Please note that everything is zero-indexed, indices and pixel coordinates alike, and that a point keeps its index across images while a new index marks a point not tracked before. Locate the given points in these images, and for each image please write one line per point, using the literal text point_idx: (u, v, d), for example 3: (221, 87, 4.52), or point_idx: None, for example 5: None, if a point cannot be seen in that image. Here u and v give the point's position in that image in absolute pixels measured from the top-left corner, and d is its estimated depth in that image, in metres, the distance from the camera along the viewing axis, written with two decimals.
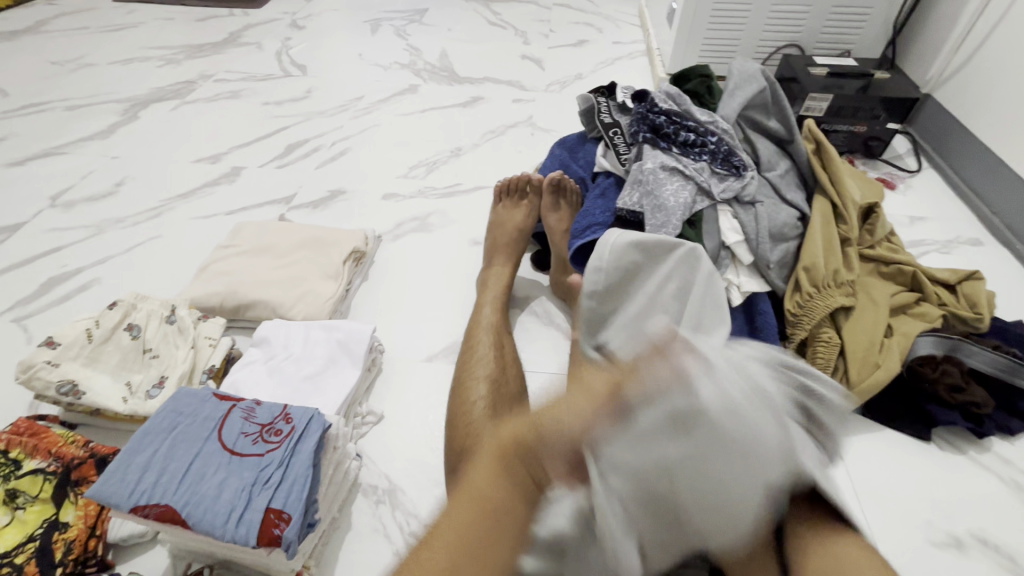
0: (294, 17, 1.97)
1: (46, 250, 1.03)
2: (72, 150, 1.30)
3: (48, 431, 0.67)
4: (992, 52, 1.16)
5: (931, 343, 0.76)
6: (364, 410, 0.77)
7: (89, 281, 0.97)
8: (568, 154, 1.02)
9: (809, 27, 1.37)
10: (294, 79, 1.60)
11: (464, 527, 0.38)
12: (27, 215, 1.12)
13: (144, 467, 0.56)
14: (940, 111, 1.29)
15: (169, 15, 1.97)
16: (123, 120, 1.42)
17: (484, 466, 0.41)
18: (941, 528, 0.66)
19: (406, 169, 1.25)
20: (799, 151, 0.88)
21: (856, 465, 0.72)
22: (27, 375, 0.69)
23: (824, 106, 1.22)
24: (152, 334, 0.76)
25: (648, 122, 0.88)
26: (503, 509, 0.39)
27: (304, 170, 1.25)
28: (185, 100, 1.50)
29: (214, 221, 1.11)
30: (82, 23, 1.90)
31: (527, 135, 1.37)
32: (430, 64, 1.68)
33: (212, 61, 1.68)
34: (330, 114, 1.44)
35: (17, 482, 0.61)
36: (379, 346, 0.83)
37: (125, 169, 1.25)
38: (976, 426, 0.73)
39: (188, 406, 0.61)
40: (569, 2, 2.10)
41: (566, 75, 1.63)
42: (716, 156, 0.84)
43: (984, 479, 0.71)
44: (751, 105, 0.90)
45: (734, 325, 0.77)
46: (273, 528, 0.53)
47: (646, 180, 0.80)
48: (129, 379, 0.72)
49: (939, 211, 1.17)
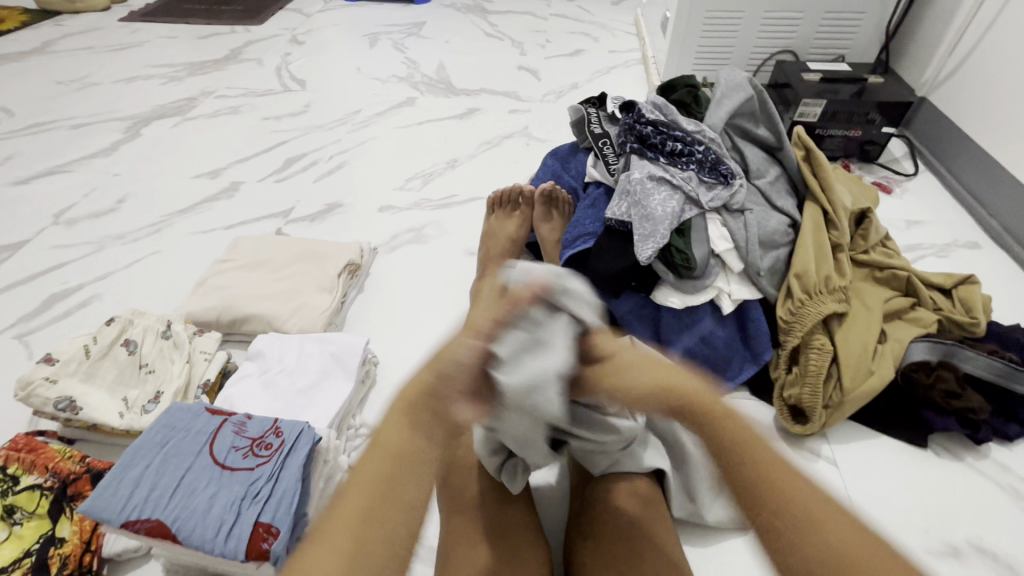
0: (294, 33, 2.00)
1: (48, 267, 1.05)
2: (75, 168, 1.33)
3: (46, 447, 0.68)
4: (984, 56, 1.16)
5: (925, 349, 0.75)
6: (358, 422, 0.77)
7: (90, 298, 0.99)
8: (560, 165, 1.03)
9: (801, 33, 1.37)
10: (293, 94, 1.62)
11: (380, 483, 0.40)
12: (31, 233, 1.14)
13: (136, 481, 0.56)
14: (935, 114, 1.30)
15: (172, 33, 2.01)
16: (126, 138, 1.44)
17: (396, 425, 0.43)
18: (938, 536, 0.65)
19: (402, 181, 1.27)
20: (788, 158, 0.88)
21: (849, 472, 0.72)
22: (25, 393, 0.70)
23: (818, 111, 1.22)
24: (148, 350, 0.77)
25: (635, 132, 0.88)
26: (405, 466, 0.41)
27: (302, 184, 1.27)
28: (186, 117, 1.53)
29: (212, 236, 1.12)
30: (87, 43, 1.94)
31: (522, 145, 1.38)
32: (427, 76, 1.70)
33: (213, 77, 1.71)
34: (328, 128, 1.46)
35: (14, 498, 0.62)
36: (373, 358, 0.83)
37: (126, 186, 1.27)
38: (973, 433, 0.72)
39: (181, 421, 0.62)
40: (565, 13, 2.13)
41: (561, 85, 1.64)
42: (703, 164, 0.83)
43: (981, 486, 0.70)
44: (739, 114, 0.90)
45: (724, 332, 0.80)
46: (261, 542, 0.53)
47: (634, 190, 0.80)
48: (125, 395, 0.73)
49: (935, 214, 1.17)
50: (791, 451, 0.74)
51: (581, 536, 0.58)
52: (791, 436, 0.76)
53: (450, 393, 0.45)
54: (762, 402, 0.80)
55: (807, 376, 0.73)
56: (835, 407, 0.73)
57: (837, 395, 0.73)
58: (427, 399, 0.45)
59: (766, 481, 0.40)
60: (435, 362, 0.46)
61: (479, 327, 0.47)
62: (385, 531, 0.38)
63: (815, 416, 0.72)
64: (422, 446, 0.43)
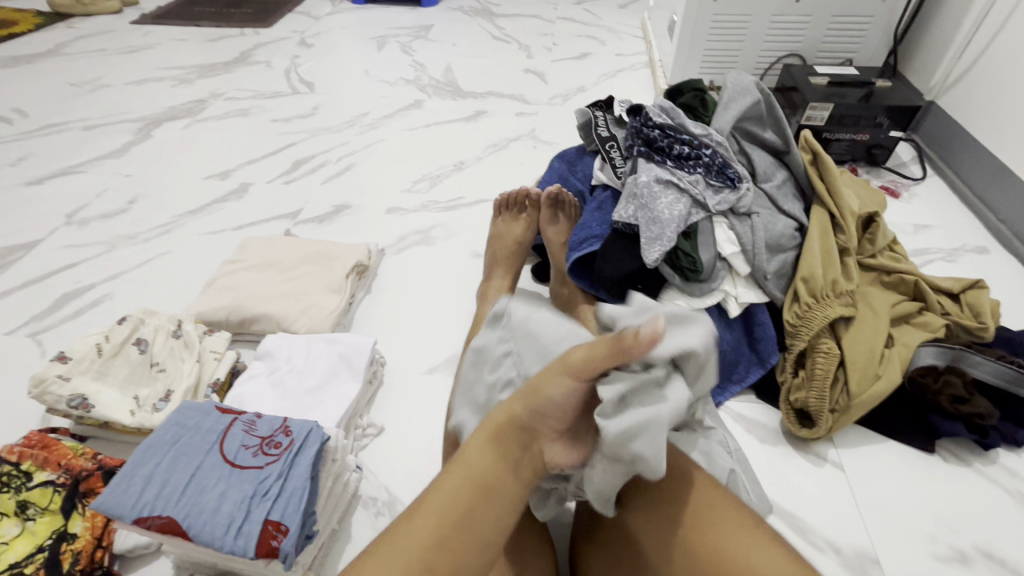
0: (303, 35, 2.02)
1: (61, 266, 1.06)
2: (87, 169, 1.34)
3: (59, 443, 0.69)
4: (993, 60, 1.16)
5: (933, 354, 0.74)
6: (365, 422, 0.78)
7: (102, 297, 1.00)
8: (567, 168, 1.03)
9: (809, 37, 1.37)
10: (302, 97, 1.64)
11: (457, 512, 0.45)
12: (44, 232, 1.15)
13: (146, 479, 0.57)
14: (944, 118, 1.29)
15: (183, 36, 2.04)
16: (137, 139, 1.46)
17: (481, 450, 0.48)
18: (945, 541, 0.65)
19: (410, 183, 1.28)
20: (795, 162, 0.88)
21: (856, 476, 0.72)
22: (39, 390, 0.71)
23: (825, 115, 1.21)
24: (159, 349, 0.78)
25: (642, 136, 0.89)
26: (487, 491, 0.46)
27: (311, 185, 1.28)
28: (196, 118, 1.54)
29: (221, 237, 1.13)
30: (99, 45, 1.97)
31: (529, 148, 1.39)
32: (435, 79, 1.71)
33: (223, 80, 1.73)
34: (336, 130, 1.48)
35: (27, 494, 0.63)
36: (380, 359, 0.84)
37: (137, 187, 1.28)
38: (980, 438, 0.71)
39: (192, 419, 0.63)
40: (572, 16, 2.13)
41: (568, 88, 1.65)
42: (710, 168, 0.83)
43: (989, 491, 0.70)
44: (746, 118, 0.90)
45: (730, 335, 0.80)
46: (270, 540, 0.54)
47: (641, 193, 0.80)
48: (137, 393, 0.74)
49: (943, 218, 1.16)
50: (798, 455, 0.74)
51: (586, 540, 0.58)
52: (796, 440, 0.76)
53: (539, 429, 0.49)
54: (767, 405, 0.80)
55: (813, 380, 0.74)
56: (842, 411, 0.73)
57: (844, 399, 0.73)
58: (515, 433, 0.48)
59: (698, 532, 0.48)
60: (528, 395, 0.49)
61: (575, 363, 0.48)
62: (459, 563, 0.43)
63: (823, 420, 0.72)
64: (507, 480, 0.47)
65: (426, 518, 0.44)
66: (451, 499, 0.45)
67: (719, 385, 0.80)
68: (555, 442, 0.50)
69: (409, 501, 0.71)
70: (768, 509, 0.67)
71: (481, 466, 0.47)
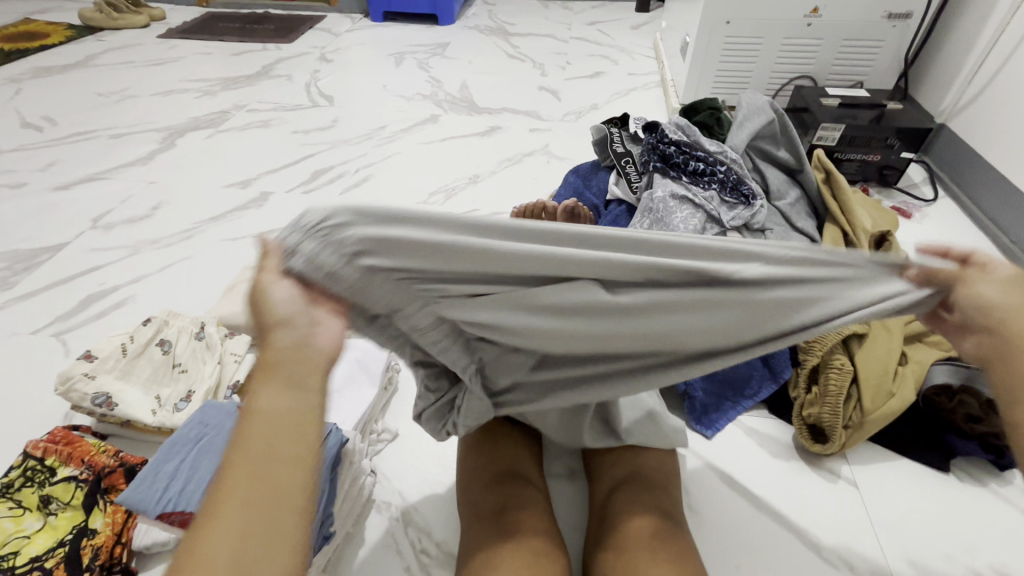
0: (323, 51, 2.07)
1: (85, 269, 1.09)
2: (114, 176, 1.38)
3: (82, 440, 0.71)
4: (1003, 86, 1.18)
5: (947, 371, 0.73)
6: (380, 427, 0.79)
7: (124, 300, 1.02)
8: (582, 181, 1.03)
9: (820, 59, 1.39)
10: (321, 110, 1.68)
11: (256, 471, 0.34)
12: (70, 236, 1.18)
13: (171, 475, 0.58)
14: (955, 141, 1.31)
15: (208, 50, 2.10)
16: (162, 148, 1.50)
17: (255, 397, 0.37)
18: (961, 562, 0.65)
19: (426, 195, 1.30)
20: (808, 180, 0.89)
21: (871, 494, 0.71)
22: (65, 387, 0.73)
23: (836, 135, 1.23)
24: (182, 350, 0.81)
25: (658, 152, 0.92)
26: (275, 437, 0.36)
27: (329, 195, 1.30)
28: (219, 129, 1.58)
29: (242, 243, 1.16)
30: (127, 58, 2.03)
31: (543, 163, 1.41)
32: (451, 95, 1.75)
33: (246, 92, 1.78)
34: (354, 142, 1.51)
35: (51, 488, 0.65)
36: (395, 365, 0.85)
37: (161, 194, 1.32)
38: (998, 458, 0.72)
39: (215, 418, 0.65)
40: (585, 36, 2.18)
41: (581, 106, 1.68)
42: (725, 185, 0.86)
43: (1005, 512, 0.69)
44: (760, 136, 0.93)
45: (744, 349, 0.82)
46: None
47: (656, 208, 0.83)
48: (159, 393, 0.76)
49: (956, 240, 1.17)
50: (811, 470, 0.74)
51: (600, 547, 0.58)
52: (810, 456, 0.76)
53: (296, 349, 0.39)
54: (780, 421, 0.80)
55: (826, 397, 0.74)
56: (856, 427, 0.73)
57: (857, 415, 0.73)
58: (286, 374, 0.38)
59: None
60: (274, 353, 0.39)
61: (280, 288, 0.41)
62: (277, 511, 0.34)
63: (836, 436, 0.72)
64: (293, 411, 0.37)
65: (239, 496, 0.34)
66: (248, 480, 0.34)
67: (730, 399, 0.81)
68: (336, 344, 0.41)
69: (423, 506, 0.71)
70: (771, 544, 0.66)
71: (270, 413, 0.36)
